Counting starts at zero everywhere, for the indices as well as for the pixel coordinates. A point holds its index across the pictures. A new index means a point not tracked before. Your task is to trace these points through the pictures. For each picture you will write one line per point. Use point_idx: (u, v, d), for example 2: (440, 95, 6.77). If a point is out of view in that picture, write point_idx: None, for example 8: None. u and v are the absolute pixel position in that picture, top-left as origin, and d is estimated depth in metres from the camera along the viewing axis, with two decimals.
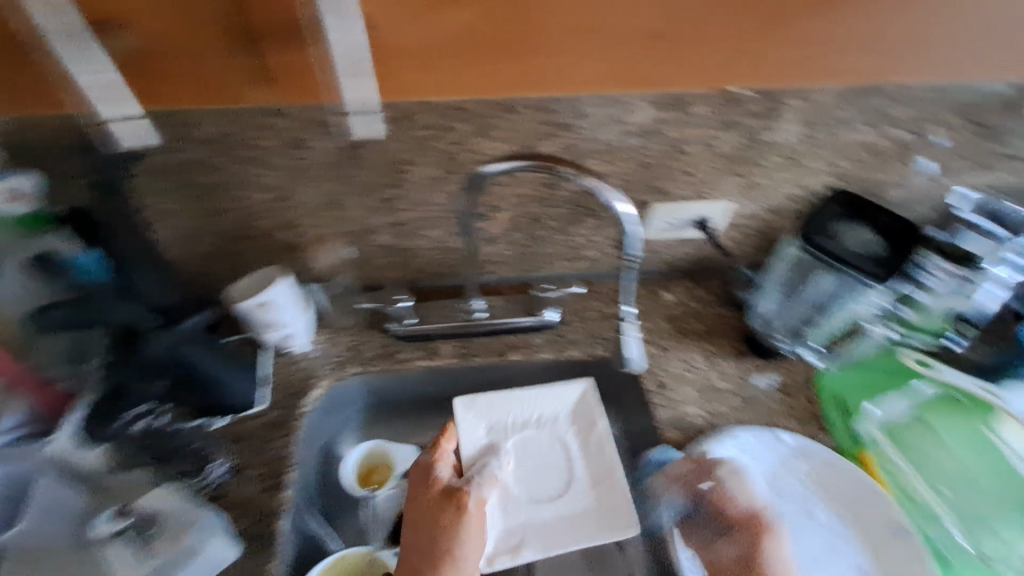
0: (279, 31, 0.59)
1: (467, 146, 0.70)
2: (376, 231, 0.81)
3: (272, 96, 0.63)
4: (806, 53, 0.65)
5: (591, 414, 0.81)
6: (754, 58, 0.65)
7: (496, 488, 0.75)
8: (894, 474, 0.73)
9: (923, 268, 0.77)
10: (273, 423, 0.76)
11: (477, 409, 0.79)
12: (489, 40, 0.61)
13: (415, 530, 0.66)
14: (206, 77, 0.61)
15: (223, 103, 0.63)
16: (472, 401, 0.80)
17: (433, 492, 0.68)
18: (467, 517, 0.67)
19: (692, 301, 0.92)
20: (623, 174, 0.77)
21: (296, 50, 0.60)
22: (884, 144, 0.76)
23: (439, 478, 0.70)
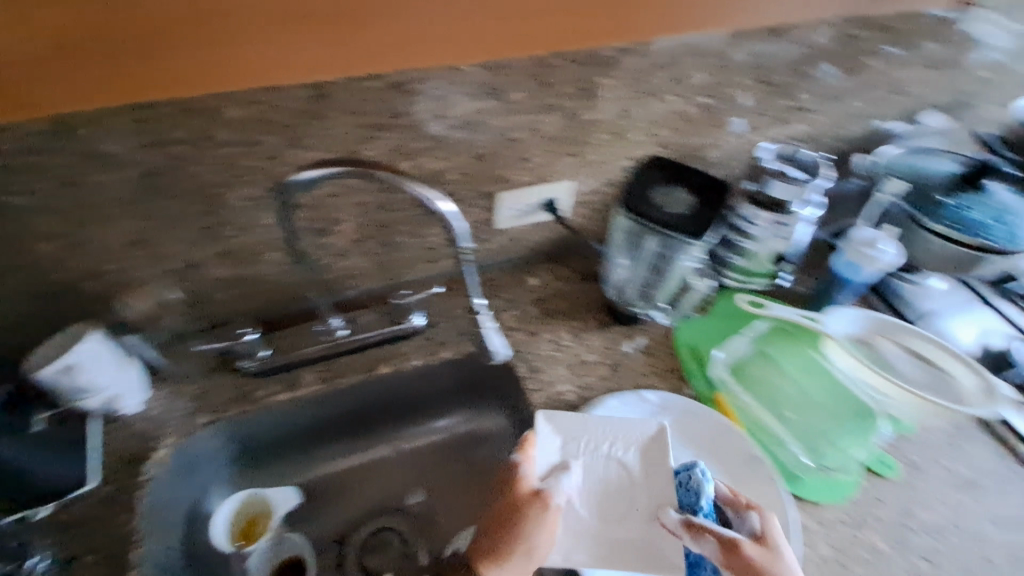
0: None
1: (280, 160, 0.66)
2: (202, 263, 0.73)
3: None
4: (510, 25, 0.62)
5: (664, 453, 0.66)
6: (461, 34, 0.61)
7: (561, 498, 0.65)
8: (743, 409, 0.79)
9: (744, 220, 0.85)
10: (107, 499, 0.67)
11: (559, 428, 0.69)
12: (138, 35, 0.50)
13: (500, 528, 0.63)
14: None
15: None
16: (554, 418, 0.69)
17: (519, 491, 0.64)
18: (525, 526, 0.61)
19: (555, 282, 0.94)
20: (459, 168, 0.76)
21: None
22: (692, 110, 0.82)
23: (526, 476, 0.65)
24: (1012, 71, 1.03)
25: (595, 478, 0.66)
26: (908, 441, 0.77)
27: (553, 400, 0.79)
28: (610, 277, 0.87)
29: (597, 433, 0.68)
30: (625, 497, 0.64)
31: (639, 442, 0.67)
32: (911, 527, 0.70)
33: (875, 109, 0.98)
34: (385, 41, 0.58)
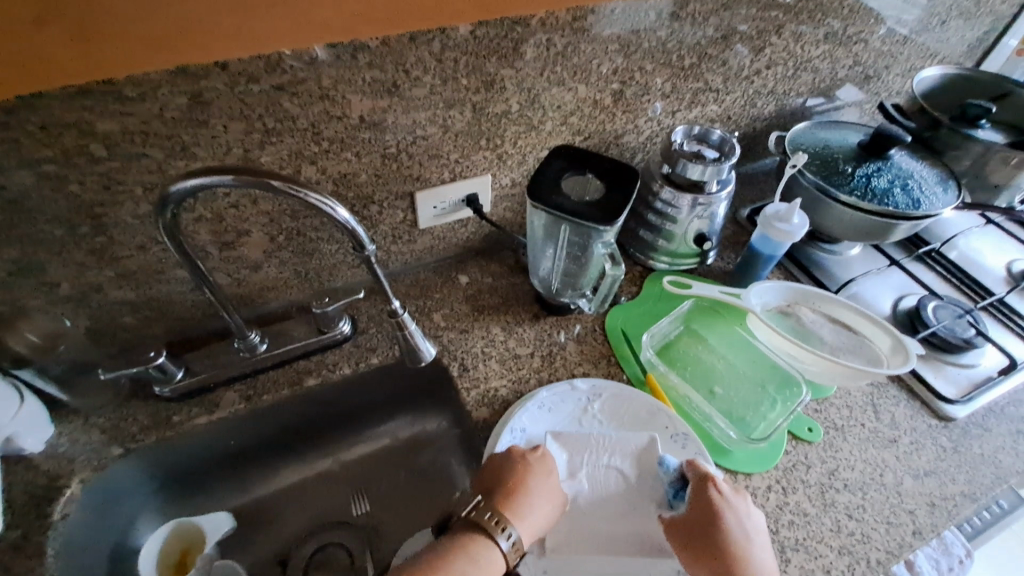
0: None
1: (169, 172, 0.63)
2: (101, 286, 0.70)
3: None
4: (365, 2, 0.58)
5: (655, 466, 0.67)
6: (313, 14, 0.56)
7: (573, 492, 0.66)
8: (672, 389, 0.79)
9: (665, 202, 0.87)
10: (8, 547, 0.62)
11: (565, 443, 0.70)
12: None
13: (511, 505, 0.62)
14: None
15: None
16: (561, 437, 0.70)
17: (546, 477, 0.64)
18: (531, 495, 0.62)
19: (486, 277, 0.93)
20: (369, 169, 0.75)
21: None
22: (602, 97, 0.83)
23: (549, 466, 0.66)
24: (907, 44, 1.08)
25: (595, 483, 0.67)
26: (829, 405, 0.80)
27: (486, 397, 0.78)
28: (537, 268, 0.86)
29: (600, 446, 0.69)
30: (619, 508, 0.65)
31: (633, 454, 0.69)
32: (835, 486, 0.72)
33: (784, 86, 1.01)
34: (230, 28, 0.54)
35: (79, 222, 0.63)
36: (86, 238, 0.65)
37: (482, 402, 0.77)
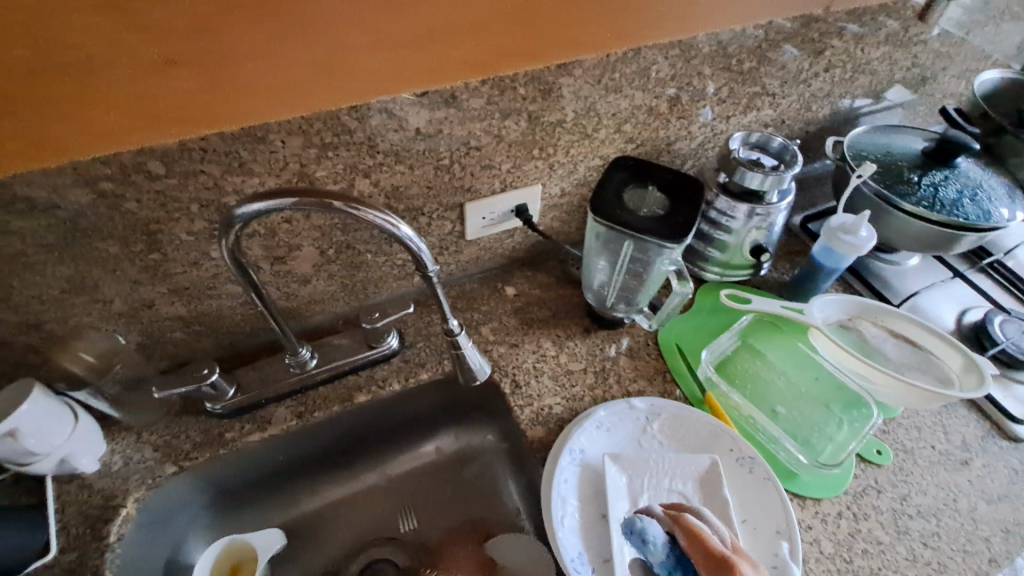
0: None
1: (226, 188, 0.61)
2: (154, 303, 0.69)
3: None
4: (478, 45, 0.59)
5: (719, 487, 0.65)
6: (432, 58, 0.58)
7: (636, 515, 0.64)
8: (735, 409, 0.76)
9: (720, 211, 0.84)
10: (67, 569, 0.61)
11: (624, 466, 0.67)
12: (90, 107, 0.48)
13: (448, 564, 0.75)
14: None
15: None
16: (620, 458, 0.68)
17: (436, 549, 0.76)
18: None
19: (534, 288, 0.91)
20: (422, 181, 0.72)
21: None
22: (658, 103, 0.80)
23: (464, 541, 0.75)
24: (965, 43, 1.04)
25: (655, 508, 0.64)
26: (896, 425, 0.77)
27: (541, 415, 0.76)
28: (588, 281, 0.84)
29: (659, 468, 0.67)
30: None
31: (694, 477, 0.66)
32: (908, 512, 0.69)
33: (839, 90, 0.97)
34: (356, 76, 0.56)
35: (134, 240, 0.61)
36: (141, 257, 0.63)
37: (537, 421, 0.75)
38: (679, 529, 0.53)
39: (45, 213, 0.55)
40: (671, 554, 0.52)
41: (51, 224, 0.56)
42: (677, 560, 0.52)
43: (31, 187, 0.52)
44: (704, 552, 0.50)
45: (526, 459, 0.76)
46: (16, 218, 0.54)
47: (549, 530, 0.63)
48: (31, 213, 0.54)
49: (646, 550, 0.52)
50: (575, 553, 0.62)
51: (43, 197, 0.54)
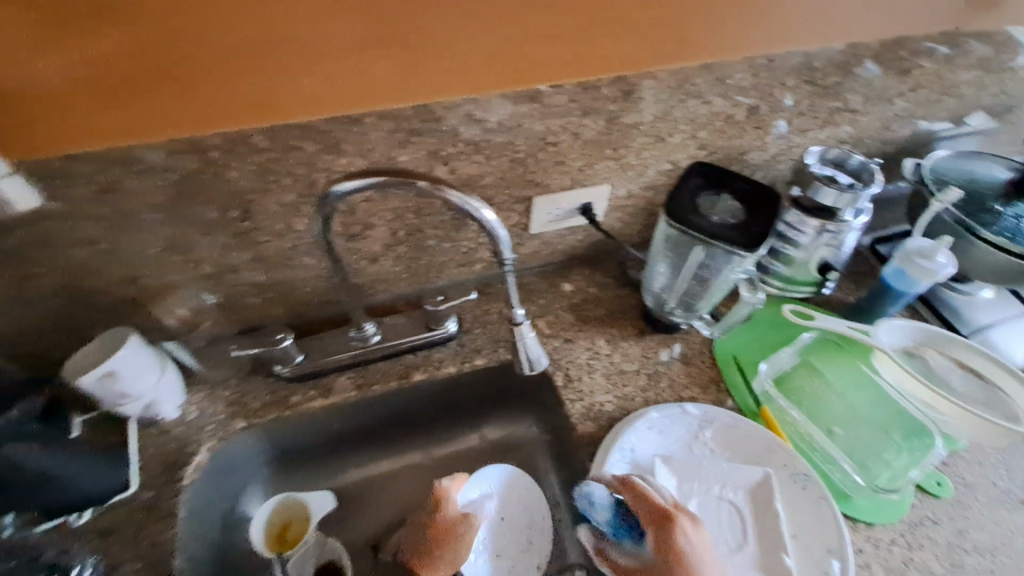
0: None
1: (318, 165, 0.64)
2: (238, 268, 0.73)
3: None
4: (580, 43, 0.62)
5: (771, 502, 0.65)
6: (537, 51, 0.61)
7: None
8: (791, 425, 0.76)
9: (790, 225, 0.83)
10: (145, 506, 0.66)
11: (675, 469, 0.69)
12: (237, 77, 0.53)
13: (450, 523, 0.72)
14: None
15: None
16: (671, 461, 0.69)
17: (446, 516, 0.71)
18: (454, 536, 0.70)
19: (591, 287, 0.92)
20: (496, 172, 0.74)
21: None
22: (736, 112, 0.80)
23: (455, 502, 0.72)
24: None
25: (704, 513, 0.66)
26: (959, 459, 0.74)
27: (591, 410, 0.77)
28: (648, 283, 0.85)
29: (710, 476, 0.68)
30: (736, 539, 0.64)
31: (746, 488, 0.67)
32: (964, 547, 0.67)
33: (923, 110, 0.94)
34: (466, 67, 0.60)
35: (230, 208, 0.65)
36: (234, 223, 0.67)
37: (587, 416, 0.76)
38: (625, 492, 0.64)
39: (158, 176, 0.59)
40: (614, 513, 0.64)
41: (161, 187, 0.60)
42: (622, 518, 0.64)
43: (149, 153, 0.56)
44: (647, 507, 0.63)
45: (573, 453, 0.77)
46: (133, 178, 0.58)
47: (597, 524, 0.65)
48: (146, 175, 0.58)
49: (593, 511, 0.64)
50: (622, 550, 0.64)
51: (159, 161, 0.58)
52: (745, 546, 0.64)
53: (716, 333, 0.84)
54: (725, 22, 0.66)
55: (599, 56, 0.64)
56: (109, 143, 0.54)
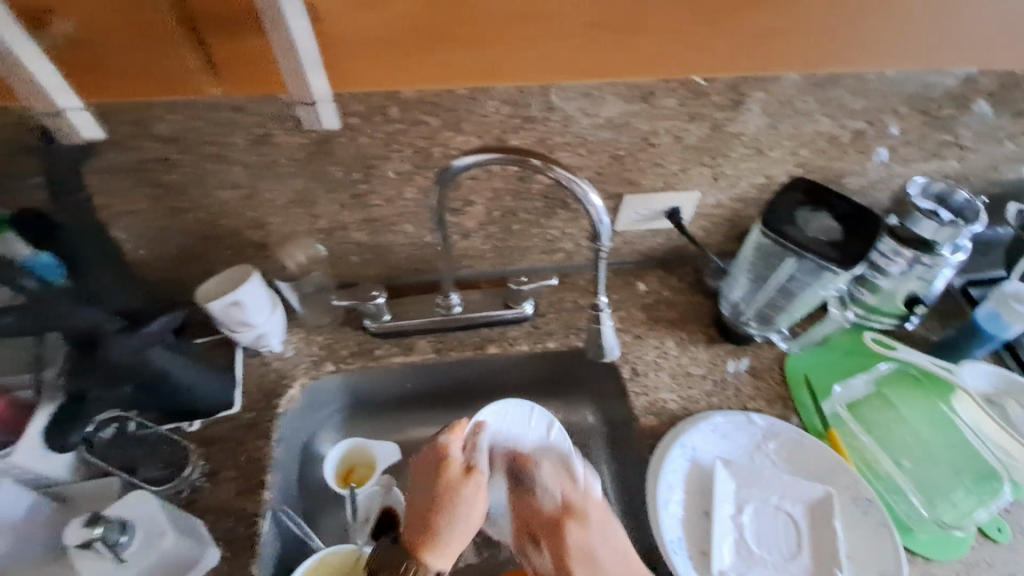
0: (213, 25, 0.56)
1: (438, 140, 0.70)
2: (348, 226, 0.80)
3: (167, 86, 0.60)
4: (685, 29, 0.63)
5: (830, 520, 0.68)
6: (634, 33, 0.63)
7: (739, 519, 0.69)
8: (859, 451, 0.78)
9: (882, 254, 0.81)
10: (247, 424, 0.74)
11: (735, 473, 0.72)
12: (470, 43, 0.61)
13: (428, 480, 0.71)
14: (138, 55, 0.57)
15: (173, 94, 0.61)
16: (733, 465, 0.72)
17: (449, 472, 0.71)
18: (461, 501, 0.69)
19: (664, 290, 0.93)
20: (594, 167, 0.78)
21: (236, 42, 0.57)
22: (841, 134, 0.80)
23: (453, 459, 0.72)
24: None
25: (759, 518, 0.69)
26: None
27: (655, 406, 0.79)
28: (726, 292, 0.86)
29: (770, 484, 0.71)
30: (788, 548, 0.68)
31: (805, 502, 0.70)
32: None
33: None
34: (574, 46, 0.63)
35: (354, 169, 0.72)
36: (353, 184, 0.74)
37: (651, 411, 0.78)
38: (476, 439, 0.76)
39: (302, 132, 0.66)
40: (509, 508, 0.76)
41: (303, 143, 0.67)
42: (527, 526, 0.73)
43: (300, 110, 0.64)
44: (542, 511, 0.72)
45: (631, 444, 0.80)
46: (282, 132, 0.66)
47: (653, 512, 0.69)
48: (294, 130, 0.66)
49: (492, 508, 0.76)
50: (678, 538, 0.69)
51: (307, 118, 0.65)
52: (797, 555, 0.67)
53: (794, 348, 0.85)
54: (831, 42, 0.67)
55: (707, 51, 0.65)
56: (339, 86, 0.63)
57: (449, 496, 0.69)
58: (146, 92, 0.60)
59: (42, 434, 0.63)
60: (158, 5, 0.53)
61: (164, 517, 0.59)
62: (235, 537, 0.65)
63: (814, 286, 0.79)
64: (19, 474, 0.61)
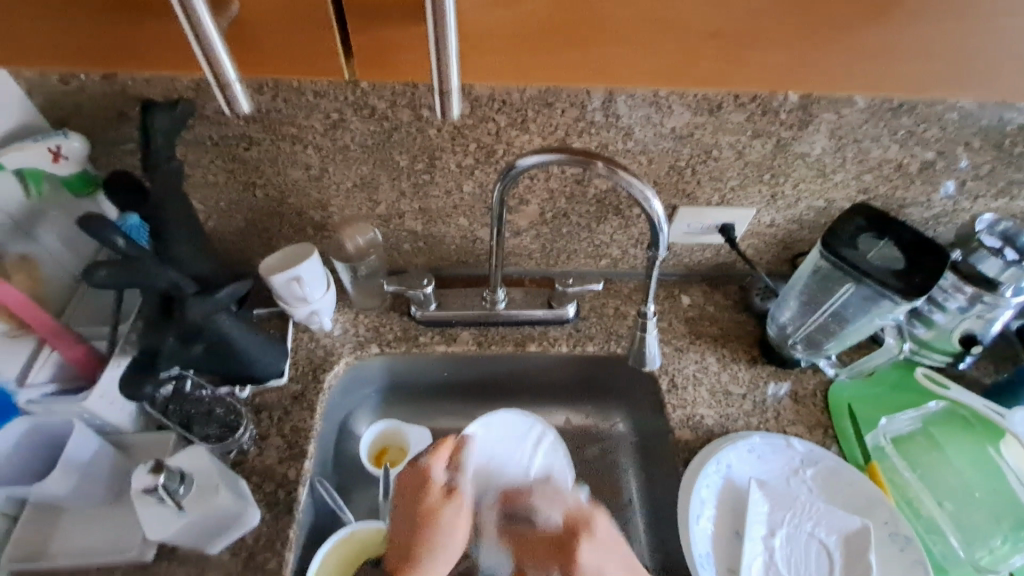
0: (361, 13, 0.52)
1: (502, 138, 0.72)
2: (405, 215, 0.82)
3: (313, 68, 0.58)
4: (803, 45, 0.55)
5: (864, 554, 0.67)
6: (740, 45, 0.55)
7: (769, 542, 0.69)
8: (901, 487, 0.76)
9: (941, 289, 0.79)
10: (294, 395, 0.77)
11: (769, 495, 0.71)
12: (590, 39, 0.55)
13: (406, 510, 0.65)
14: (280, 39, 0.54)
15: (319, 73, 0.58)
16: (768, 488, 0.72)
17: (429, 500, 0.65)
18: (442, 519, 0.64)
19: (708, 305, 0.92)
20: (651, 176, 0.78)
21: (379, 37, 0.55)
22: (909, 163, 0.78)
23: (437, 481, 0.67)
24: None
25: (790, 543, 0.69)
26: None
27: (691, 420, 0.78)
28: (774, 314, 0.85)
29: (805, 511, 0.70)
30: None
31: (840, 532, 0.68)
32: None
33: None
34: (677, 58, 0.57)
35: (418, 160, 0.74)
36: (415, 173, 0.76)
37: (687, 424, 0.78)
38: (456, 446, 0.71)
39: (375, 121, 0.69)
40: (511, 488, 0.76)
41: (374, 130, 0.70)
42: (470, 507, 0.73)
43: (378, 99, 0.67)
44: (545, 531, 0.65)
45: (663, 455, 0.80)
46: (357, 119, 0.69)
47: (683, 525, 0.70)
48: (368, 118, 0.69)
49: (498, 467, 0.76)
50: (705, 553, 0.69)
51: (381, 108, 0.68)
52: None
53: (842, 376, 0.83)
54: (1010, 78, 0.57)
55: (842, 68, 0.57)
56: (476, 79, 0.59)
57: (427, 528, 0.63)
58: (280, 73, 0.57)
59: (112, 384, 0.68)
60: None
61: (217, 474, 0.62)
62: (277, 500, 0.69)
63: (869, 313, 0.77)
64: (87, 415, 0.67)
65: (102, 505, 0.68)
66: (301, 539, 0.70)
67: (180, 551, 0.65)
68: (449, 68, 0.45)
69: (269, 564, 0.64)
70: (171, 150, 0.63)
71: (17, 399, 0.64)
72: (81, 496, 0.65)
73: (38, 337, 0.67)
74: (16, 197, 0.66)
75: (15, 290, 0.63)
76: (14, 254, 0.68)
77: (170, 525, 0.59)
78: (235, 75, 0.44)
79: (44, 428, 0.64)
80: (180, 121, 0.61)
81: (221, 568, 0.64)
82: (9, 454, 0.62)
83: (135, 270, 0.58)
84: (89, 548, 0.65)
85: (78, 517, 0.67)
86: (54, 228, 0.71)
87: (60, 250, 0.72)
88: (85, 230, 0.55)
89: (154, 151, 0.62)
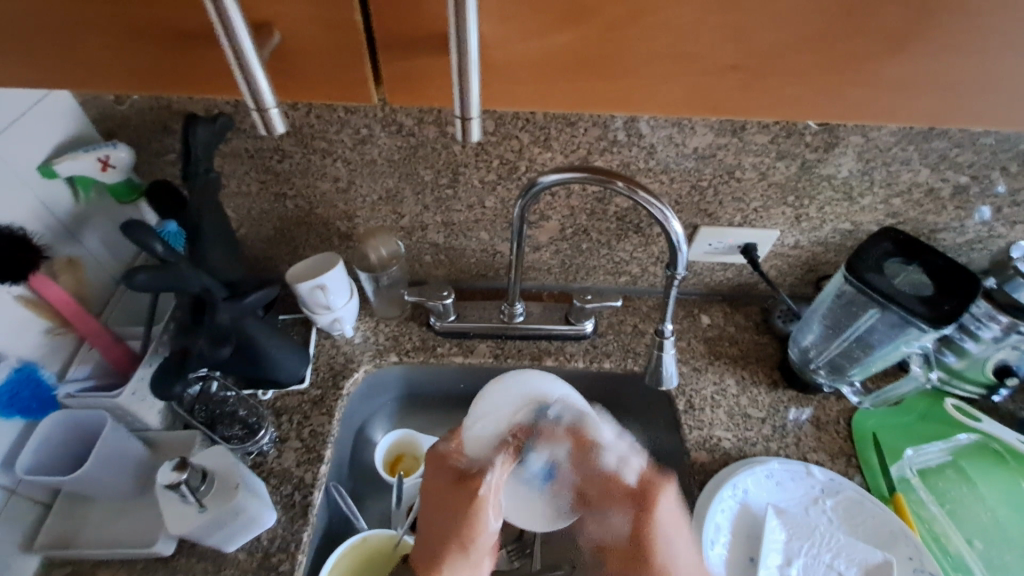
0: (397, 33, 0.39)
1: (525, 155, 0.73)
2: (427, 227, 0.83)
3: (331, 90, 0.44)
4: (941, 63, 0.39)
5: None
6: (848, 53, 0.39)
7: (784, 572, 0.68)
8: (927, 522, 0.72)
9: (974, 316, 0.76)
10: (315, 400, 0.79)
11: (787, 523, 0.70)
12: (624, 65, 0.40)
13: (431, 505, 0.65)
14: (289, 47, 0.41)
15: (335, 98, 0.44)
16: (785, 515, 0.70)
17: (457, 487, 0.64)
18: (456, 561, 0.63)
19: (729, 325, 0.90)
20: (673, 195, 0.78)
21: (411, 58, 0.41)
22: (941, 187, 0.76)
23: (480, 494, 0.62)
24: None
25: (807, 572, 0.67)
26: None
27: (707, 442, 0.77)
28: (797, 336, 0.83)
29: (824, 541, 0.69)
30: None
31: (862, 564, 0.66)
32: None
33: None
34: (774, 45, 0.39)
35: (442, 174, 0.76)
36: (439, 188, 0.78)
37: (703, 446, 0.77)
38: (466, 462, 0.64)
39: (402, 136, 0.72)
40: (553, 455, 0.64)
41: (401, 145, 0.73)
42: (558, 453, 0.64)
43: (405, 116, 0.69)
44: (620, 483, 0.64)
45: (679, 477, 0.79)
46: (385, 134, 0.71)
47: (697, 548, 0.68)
48: (395, 134, 0.71)
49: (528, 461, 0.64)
50: None
51: (408, 124, 0.70)
52: None
53: (866, 404, 0.80)
54: None
55: (1017, 61, 0.39)
56: (510, 108, 0.44)
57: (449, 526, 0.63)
58: (290, 94, 0.44)
59: (143, 381, 0.71)
60: (356, 22, 0.39)
61: (237, 475, 0.64)
62: (293, 503, 0.70)
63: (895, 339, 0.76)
64: (121, 411, 0.70)
65: (131, 498, 0.71)
66: (315, 543, 0.72)
67: (199, 547, 0.67)
68: (476, 93, 0.39)
69: (283, 566, 0.66)
70: (208, 162, 0.66)
71: (57, 392, 0.68)
72: (110, 488, 0.68)
73: (79, 334, 0.71)
74: (67, 202, 0.70)
75: (60, 289, 0.67)
76: (63, 254, 0.70)
77: (189, 521, 0.61)
78: (273, 98, 0.40)
79: (81, 421, 0.67)
80: (219, 133, 0.65)
81: (236, 567, 0.66)
82: (47, 445, 0.65)
83: (169, 274, 0.61)
84: (116, 539, 0.67)
85: (107, 508, 0.70)
86: (98, 232, 0.75)
87: (103, 253, 0.76)
88: (127, 236, 0.57)
89: (193, 161, 0.65)
